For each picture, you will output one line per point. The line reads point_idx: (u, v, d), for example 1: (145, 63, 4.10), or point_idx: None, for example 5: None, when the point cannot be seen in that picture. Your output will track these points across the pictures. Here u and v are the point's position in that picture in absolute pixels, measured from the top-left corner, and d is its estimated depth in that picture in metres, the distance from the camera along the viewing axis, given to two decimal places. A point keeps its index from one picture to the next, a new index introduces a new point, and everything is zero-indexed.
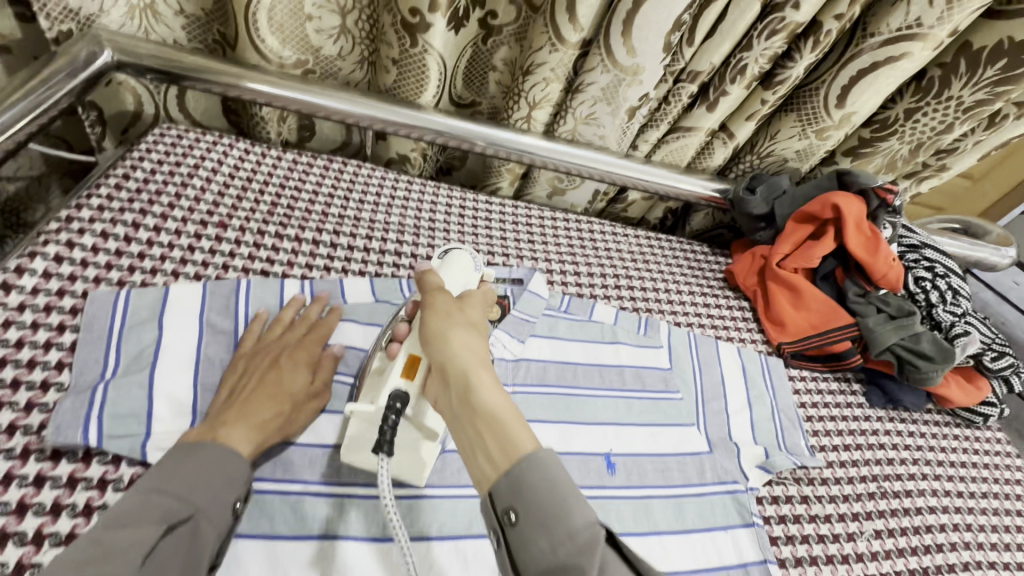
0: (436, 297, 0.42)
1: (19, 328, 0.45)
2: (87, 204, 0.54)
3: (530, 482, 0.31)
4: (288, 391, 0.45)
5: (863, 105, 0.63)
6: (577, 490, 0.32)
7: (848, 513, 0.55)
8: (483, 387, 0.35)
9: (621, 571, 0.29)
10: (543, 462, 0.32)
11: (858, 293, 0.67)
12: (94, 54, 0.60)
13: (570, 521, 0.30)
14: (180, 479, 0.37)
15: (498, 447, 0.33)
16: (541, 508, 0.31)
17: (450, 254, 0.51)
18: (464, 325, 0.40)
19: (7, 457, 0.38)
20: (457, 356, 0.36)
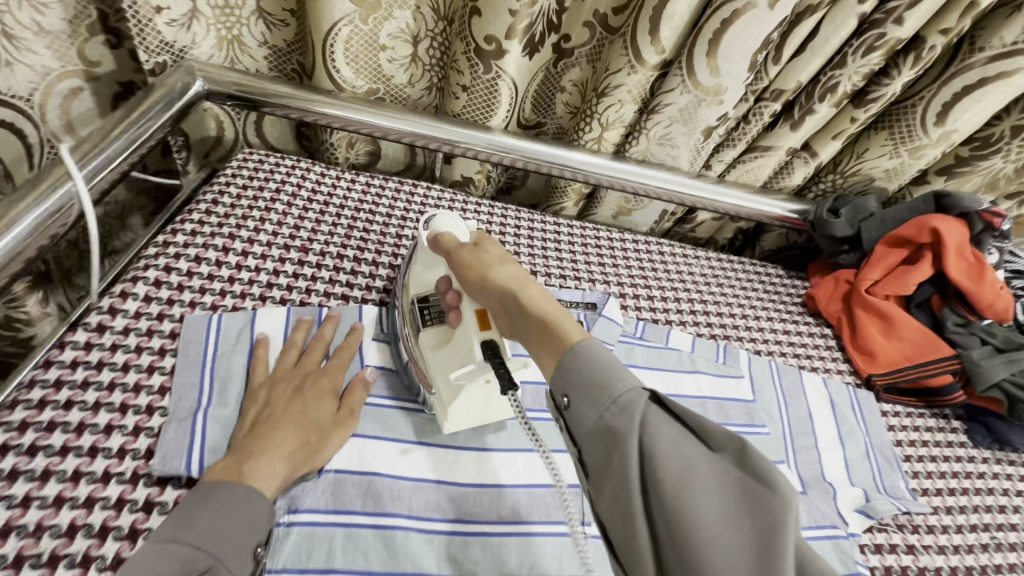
0: (461, 258, 0.44)
1: (125, 351, 0.46)
2: (181, 229, 0.56)
3: (579, 356, 0.33)
4: (313, 419, 0.44)
5: (966, 123, 0.59)
6: (618, 360, 0.32)
7: (959, 565, 0.51)
8: (532, 300, 0.38)
9: (665, 424, 0.29)
10: (588, 346, 0.33)
11: (959, 322, 0.62)
12: (188, 84, 0.64)
13: (613, 386, 0.31)
14: (200, 530, 0.35)
15: (549, 338, 0.34)
16: (588, 379, 0.31)
17: (434, 222, 0.48)
18: (497, 263, 0.43)
19: (119, 481, 0.40)
20: (500, 283, 0.40)
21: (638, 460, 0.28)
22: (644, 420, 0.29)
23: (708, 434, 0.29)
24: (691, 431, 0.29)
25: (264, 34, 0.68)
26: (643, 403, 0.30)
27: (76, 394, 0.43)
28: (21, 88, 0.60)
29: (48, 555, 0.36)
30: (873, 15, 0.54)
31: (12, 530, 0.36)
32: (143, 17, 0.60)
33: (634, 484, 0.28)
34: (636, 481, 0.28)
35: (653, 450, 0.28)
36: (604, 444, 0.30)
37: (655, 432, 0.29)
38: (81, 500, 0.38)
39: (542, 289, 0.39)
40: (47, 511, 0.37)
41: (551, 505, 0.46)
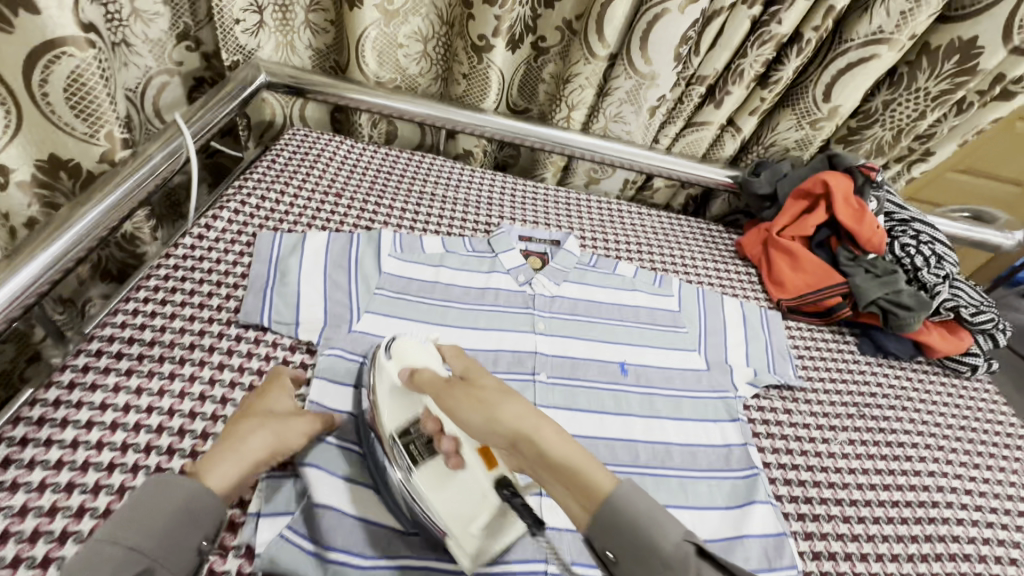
0: (454, 394, 0.44)
1: (218, 251, 0.67)
2: (250, 178, 0.78)
3: (621, 512, 0.35)
4: (268, 411, 0.51)
5: (847, 100, 0.77)
6: (660, 508, 0.36)
7: (825, 424, 0.66)
8: (549, 443, 0.37)
9: (714, 575, 0.34)
10: (626, 494, 0.36)
11: (849, 257, 0.78)
12: (255, 77, 0.84)
13: (662, 544, 0.35)
14: (142, 531, 0.38)
15: (580, 492, 0.36)
16: (635, 541, 0.35)
17: (396, 347, 0.55)
18: (500, 395, 0.42)
19: (219, 322, 0.61)
20: (507, 423, 0.39)
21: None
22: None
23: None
24: None
25: (311, 40, 0.90)
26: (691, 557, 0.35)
27: (188, 273, 0.64)
28: (132, 81, 0.79)
29: (178, 357, 0.57)
30: (763, 17, 0.72)
31: (157, 343, 0.57)
32: (226, 27, 0.80)
33: None
34: None
35: None
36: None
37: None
38: (197, 331, 0.59)
39: (554, 425, 0.39)
40: (177, 334, 0.58)
41: (511, 362, 0.64)
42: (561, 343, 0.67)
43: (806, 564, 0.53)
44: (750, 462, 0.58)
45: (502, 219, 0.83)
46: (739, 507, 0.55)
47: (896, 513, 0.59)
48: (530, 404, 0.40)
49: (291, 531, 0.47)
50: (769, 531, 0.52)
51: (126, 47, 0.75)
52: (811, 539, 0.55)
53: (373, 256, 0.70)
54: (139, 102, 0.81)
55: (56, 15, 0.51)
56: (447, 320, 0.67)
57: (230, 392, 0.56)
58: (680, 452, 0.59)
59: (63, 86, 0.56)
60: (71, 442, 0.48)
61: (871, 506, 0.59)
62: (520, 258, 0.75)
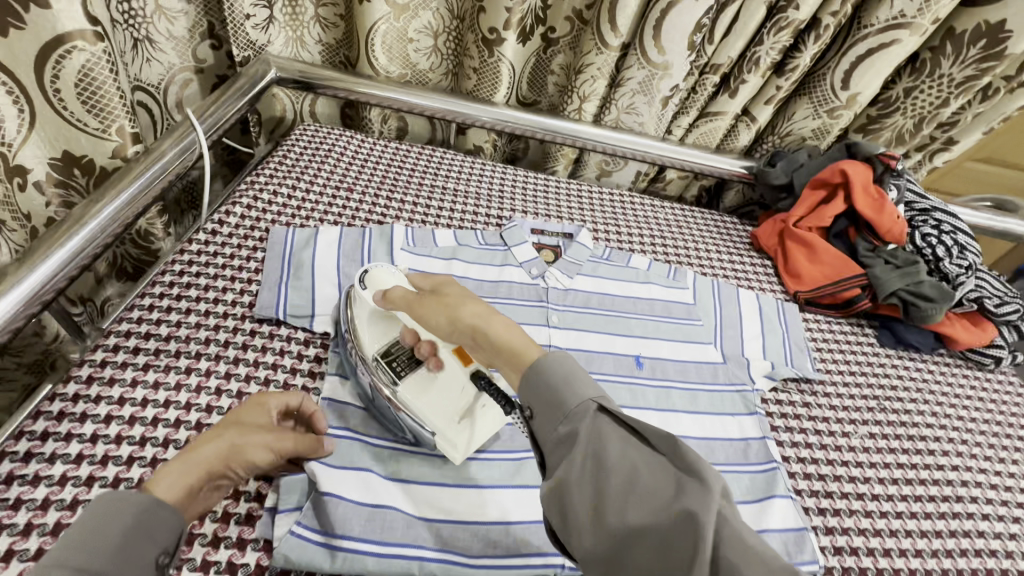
0: (426, 300, 0.51)
1: (231, 247, 0.67)
2: (262, 174, 0.78)
3: (547, 375, 0.41)
4: (235, 419, 0.48)
5: (866, 87, 0.75)
6: (580, 374, 0.41)
7: (845, 417, 0.65)
8: (497, 330, 0.46)
9: (612, 431, 0.38)
10: (555, 359, 0.42)
11: (868, 247, 0.77)
12: (265, 72, 0.84)
13: (570, 399, 0.40)
14: (93, 551, 0.35)
15: (516, 360, 0.44)
16: (556, 400, 0.40)
17: (371, 274, 0.58)
18: (462, 300, 0.50)
19: (234, 317, 0.61)
20: (469, 317, 0.48)
21: (594, 464, 0.37)
22: (595, 426, 0.38)
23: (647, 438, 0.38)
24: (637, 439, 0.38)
25: (320, 34, 0.90)
26: (594, 413, 0.39)
27: (203, 269, 0.64)
28: (154, 78, 0.81)
29: (194, 352, 0.57)
30: (780, 3, 0.71)
31: (173, 338, 0.57)
32: (237, 22, 0.80)
33: (588, 483, 0.37)
34: (590, 479, 0.37)
35: (602, 454, 0.37)
36: (562, 448, 0.39)
37: (608, 442, 0.37)
38: (212, 325, 0.59)
39: (505, 318, 0.48)
40: (192, 329, 0.59)
41: None
42: (575, 336, 0.67)
43: (827, 559, 0.52)
44: (769, 456, 0.57)
45: (513, 213, 0.82)
46: (759, 501, 0.54)
47: (918, 508, 0.58)
48: (488, 306, 0.50)
49: (299, 526, 0.46)
50: (788, 526, 0.51)
51: (148, 44, 0.77)
52: (832, 534, 0.54)
53: (387, 250, 0.70)
54: (161, 99, 0.84)
55: (67, 9, 0.51)
56: None
57: (246, 386, 0.56)
58: (697, 446, 0.58)
59: (74, 81, 0.56)
60: (91, 436, 0.49)
61: (893, 500, 0.58)
62: (533, 252, 0.74)
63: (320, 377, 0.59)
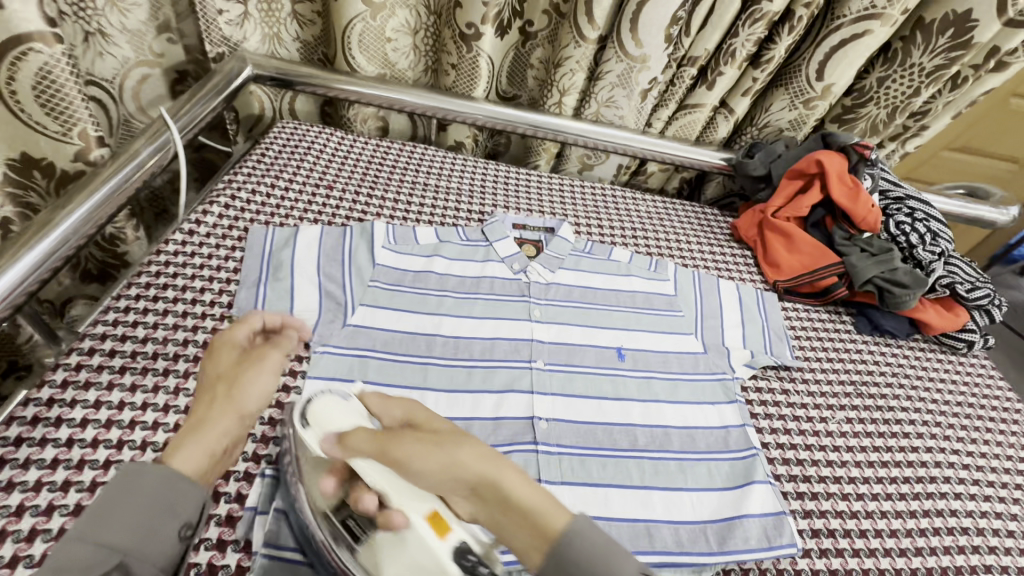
0: (400, 449, 0.39)
1: (208, 247, 0.67)
2: (240, 173, 0.77)
3: (576, 547, 0.35)
4: (219, 375, 0.48)
5: (841, 77, 0.76)
6: (612, 541, 0.35)
7: (823, 403, 0.66)
8: (512, 485, 0.36)
9: None
10: (579, 527, 0.35)
11: (844, 236, 0.78)
12: (241, 69, 0.83)
13: (611, 575, 0.34)
14: (115, 523, 0.36)
15: (533, 528, 0.35)
16: (580, 570, 0.34)
17: (311, 410, 0.45)
18: (449, 442, 0.39)
19: (212, 318, 0.60)
20: (472, 472, 0.37)
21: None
22: None
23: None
24: None
25: (297, 31, 0.89)
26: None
27: (180, 270, 0.63)
28: (108, 72, 0.76)
29: (172, 353, 0.56)
30: None
31: (149, 340, 0.57)
32: (209, 18, 0.79)
33: None
34: None
35: None
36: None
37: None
38: (189, 327, 0.59)
39: (515, 464, 0.38)
40: (170, 330, 0.58)
41: (507, 350, 0.64)
42: (557, 330, 0.67)
43: (805, 542, 0.53)
44: (749, 443, 0.58)
45: (495, 208, 0.82)
46: (739, 487, 0.54)
47: (893, 490, 0.59)
48: (485, 445, 0.39)
49: (265, 547, 0.46)
50: (768, 511, 0.52)
51: (100, 37, 0.72)
52: (809, 517, 0.55)
53: (368, 249, 0.69)
54: (116, 95, 0.78)
55: (21, 9, 0.50)
56: (442, 308, 0.67)
57: None
58: (679, 435, 0.59)
59: (32, 84, 0.55)
60: (67, 440, 0.48)
61: (868, 483, 0.59)
62: (514, 247, 0.75)
63: (300, 376, 0.58)
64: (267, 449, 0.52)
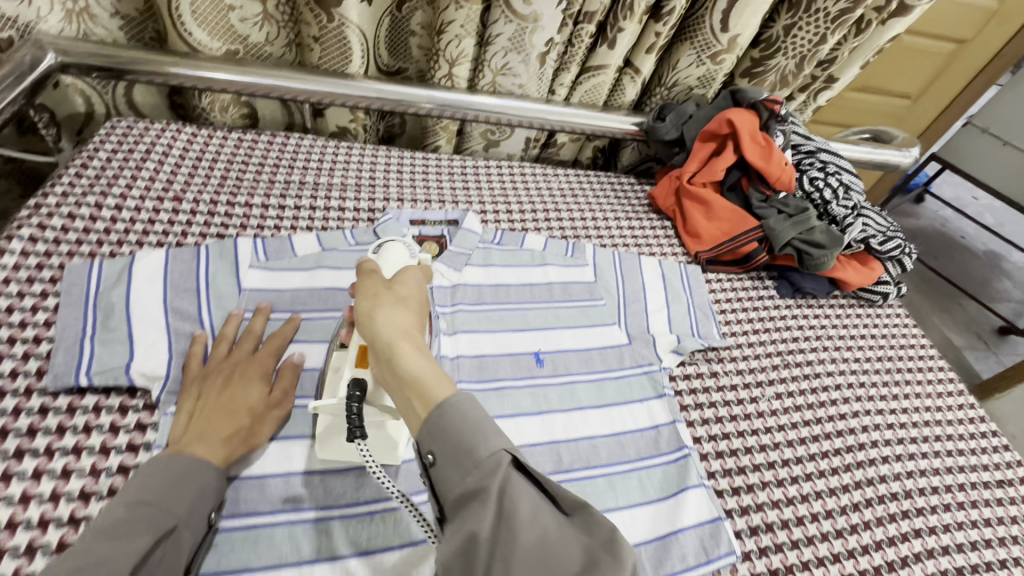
0: (366, 281, 0.44)
1: (7, 297, 0.52)
2: (52, 192, 0.61)
3: (447, 421, 0.34)
4: (245, 405, 0.47)
5: (745, 28, 0.71)
6: (489, 421, 0.34)
7: (752, 381, 0.63)
8: (406, 355, 0.37)
9: (522, 489, 0.32)
10: (455, 403, 0.35)
11: (760, 198, 0.74)
12: (36, 59, 0.65)
13: (476, 450, 0.33)
14: (160, 488, 0.40)
15: (416, 397, 0.36)
16: (451, 441, 0.34)
17: (386, 247, 0.50)
18: (390, 302, 0.42)
19: (13, 394, 0.46)
20: (380, 331, 0.39)
21: (490, 519, 0.31)
22: (505, 485, 0.32)
23: (556, 495, 0.33)
24: (549, 496, 0.33)
25: (114, 4, 0.71)
26: (504, 470, 0.33)
27: None
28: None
29: None
30: None
31: None
32: None
33: (483, 542, 0.30)
34: (486, 539, 0.31)
35: (509, 517, 0.31)
36: (463, 506, 0.33)
37: (516, 499, 0.31)
38: None
39: (423, 347, 0.39)
40: None
41: None
42: (466, 341, 0.59)
43: (744, 543, 0.50)
44: (681, 442, 0.54)
45: (386, 203, 0.72)
46: (673, 496, 0.51)
47: (826, 465, 0.57)
48: (416, 324, 0.41)
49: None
50: (704, 518, 0.49)
51: None
52: (747, 514, 0.52)
53: (231, 273, 0.57)
54: None
55: None
56: (328, 334, 0.57)
57: (35, 485, 0.42)
58: (607, 446, 0.53)
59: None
60: None
61: (802, 462, 0.57)
62: (413, 247, 0.65)
63: (146, 450, 0.46)
64: None
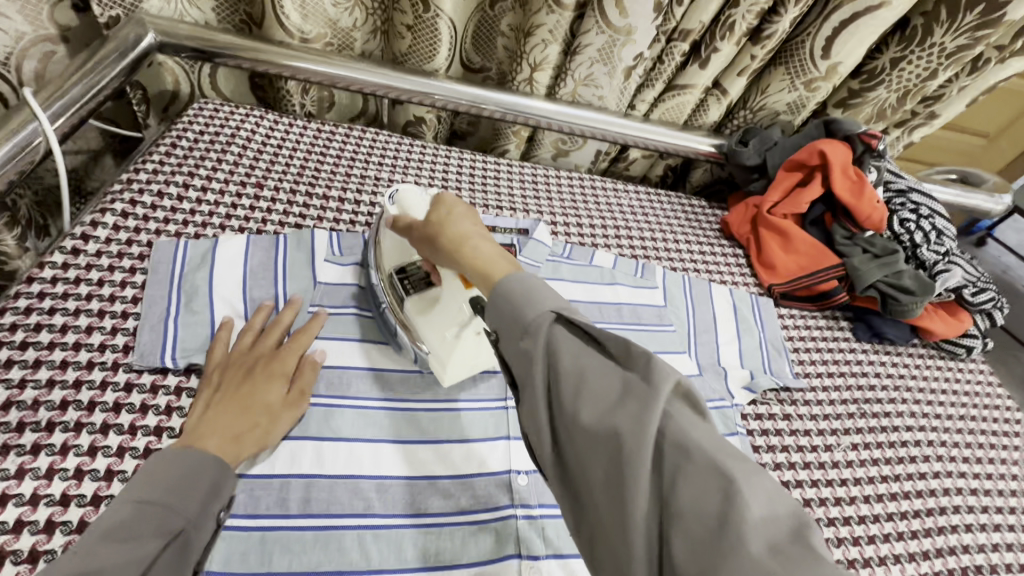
0: (420, 218, 0.45)
1: (99, 270, 0.53)
2: (143, 169, 0.62)
3: (511, 292, 0.35)
4: (263, 402, 0.45)
5: (848, 56, 0.67)
6: (534, 288, 0.34)
7: (827, 428, 0.60)
8: (475, 254, 0.39)
9: (567, 341, 0.32)
10: (517, 277, 0.36)
11: (845, 235, 0.71)
12: (140, 35, 0.67)
13: (526, 313, 0.33)
14: (167, 487, 0.37)
15: (485, 283, 0.37)
16: (508, 312, 0.34)
17: (399, 194, 0.50)
18: (451, 218, 0.43)
19: (101, 368, 0.47)
20: (448, 236, 0.41)
21: (542, 371, 0.32)
22: (551, 341, 0.32)
23: (600, 339, 0.32)
24: (590, 340, 0.32)
25: None
26: (550, 325, 0.33)
27: (59, 303, 0.50)
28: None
29: (45, 422, 0.43)
30: None
31: (14, 404, 0.43)
32: None
33: (540, 400, 0.32)
34: (542, 395, 0.32)
35: (557, 371, 0.31)
36: (517, 365, 0.33)
37: (559, 349, 0.32)
38: (70, 383, 0.45)
39: (492, 241, 0.41)
40: (42, 390, 0.44)
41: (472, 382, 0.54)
42: None
43: None
44: None
45: None
46: None
47: (905, 528, 0.55)
48: (484, 228, 0.42)
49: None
50: None
51: None
52: None
53: (306, 262, 0.57)
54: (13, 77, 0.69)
55: None
56: None
57: (118, 462, 0.42)
58: None
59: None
60: None
61: (879, 521, 0.55)
62: None
63: None
64: None
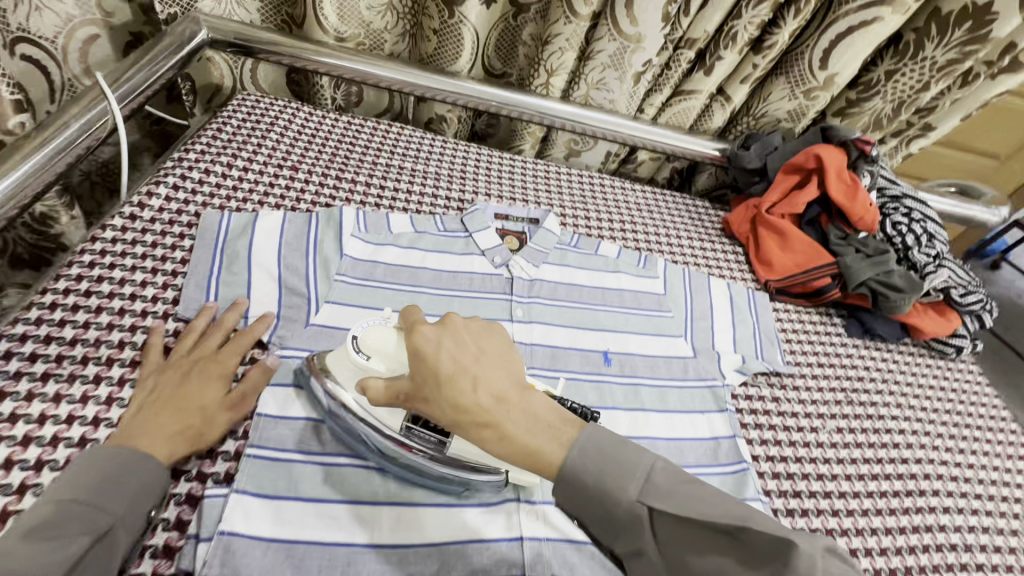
0: (417, 371, 0.39)
1: (152, 234, 0.59)
2: (192, 149, 0.69)
3: (584, 470, 0.36)
4: (199, 404, 0.46)
5: (845, 67, 0.72)
6: (614, 450, 0.37)
7: (813, 412, 0.64)
8: (517, 432, 0.37)
9: (665, 509, 0.34)
10: (584, 441, 0.37)
11: (839, 236, 0.75)
12: (194, 31, 0.74)
13: (617, 497, 0.36)
14: (93, 487, 0.39)
15: (540, 461, 0.37)
16: (587, 490, 0.36)
17: (363, 338, 0.46)
18: (459, 375, 0.38)
19: (153, 316, 0.53)
20: (463, 412, 0.37)
21: (649, 538, 0.35)
22: (654, 530, 0.35)
23: (713, 515, 0.33)
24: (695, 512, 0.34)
25: None
26: (646, 514, 0.35)
27: (118, 259, 0.56)
28: (47, 30, 0.68)
29: (105, 357, 0.49)
30: None
31: (79, 342, 0.49)
32: None
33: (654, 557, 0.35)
34: (654, 553, 0.35)
35: (666, 542, 0.34)
36: (627, 555, 0.37)
37: (665, 524, 0.34)
38: (126, 326, 0.52)
39: (533, 393, 0.40)
40: (103, 330, 0.51)
41: None
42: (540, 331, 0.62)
43: None
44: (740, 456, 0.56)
45: (475, 196, 0.76)
46: None
47: (884, 505, 0.58)
48: (511, 375, 0.40)
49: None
50: None
51: None
52: None
53: (335, 237, 0.62)
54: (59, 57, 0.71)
55: None
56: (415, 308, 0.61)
57: None
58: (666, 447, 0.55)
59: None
60: None
61: (859, 498, 0.58)
62: (497, 238, 0.69)
63: None
64: (214, 467, 0.46)
